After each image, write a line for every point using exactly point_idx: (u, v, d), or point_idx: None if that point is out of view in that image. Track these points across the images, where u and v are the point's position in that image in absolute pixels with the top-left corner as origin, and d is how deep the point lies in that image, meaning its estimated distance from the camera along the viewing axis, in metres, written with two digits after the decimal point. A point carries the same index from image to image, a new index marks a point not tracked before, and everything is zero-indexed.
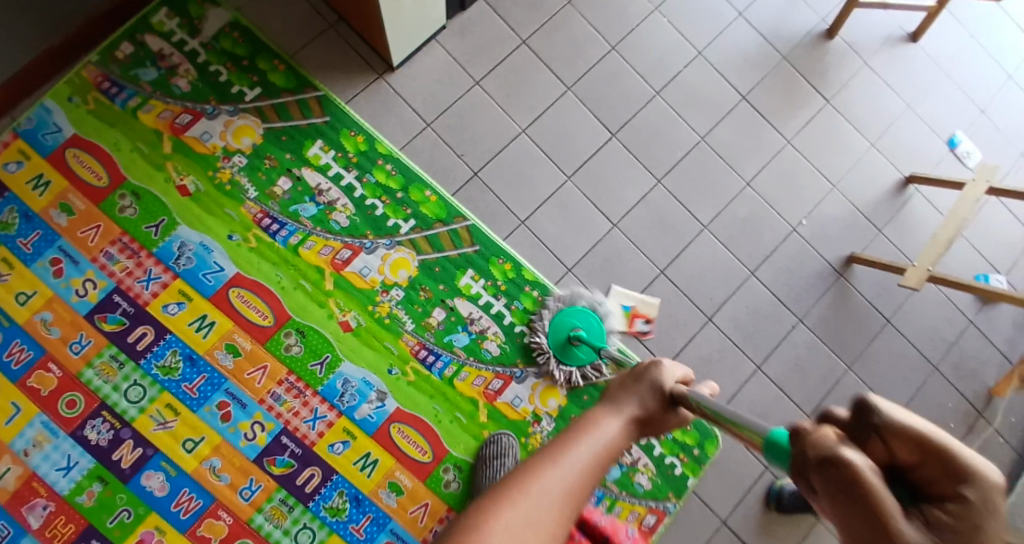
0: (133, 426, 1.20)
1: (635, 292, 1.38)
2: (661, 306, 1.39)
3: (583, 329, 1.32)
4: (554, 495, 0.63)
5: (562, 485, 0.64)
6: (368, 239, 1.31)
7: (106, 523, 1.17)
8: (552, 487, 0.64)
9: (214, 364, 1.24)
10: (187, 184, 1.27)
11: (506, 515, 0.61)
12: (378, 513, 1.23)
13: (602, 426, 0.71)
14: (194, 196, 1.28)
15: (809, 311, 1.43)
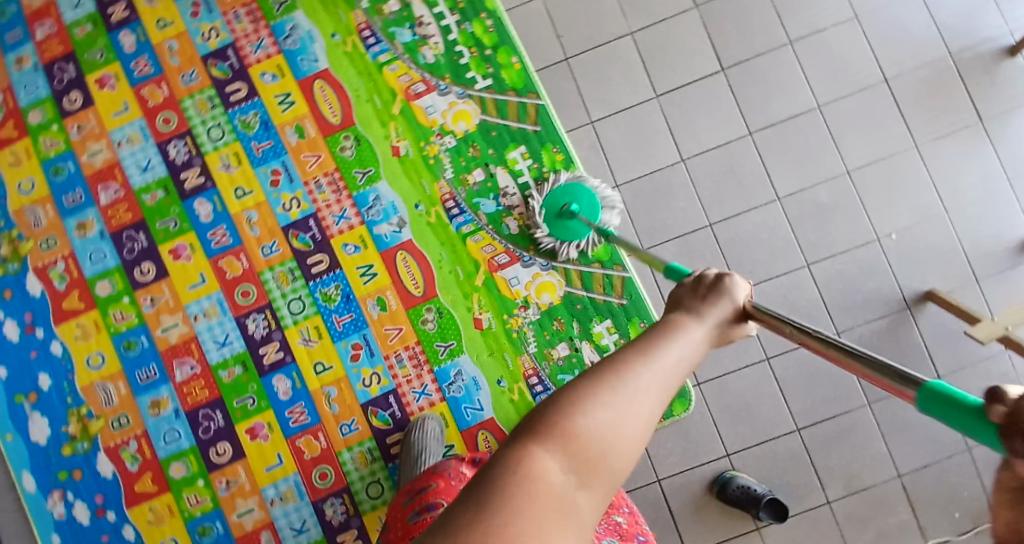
0: (204, 158, 1.39)
1: None
2: (693, 254, 1.34)
3: (577, 205, 1.31)
4: (652, 392, 0.48)
5: (660, 384, 0.49)
6: (444, 81, 1.39)
7: (155, 224, 1.37)
8: (655, 371, 0.49)
9: (281, 137, 1.40)
10: None
11: (592, 416, 0.46)
12: (360, 316, 1.36)
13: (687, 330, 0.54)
14: None
15: (850, 328, 1.31)
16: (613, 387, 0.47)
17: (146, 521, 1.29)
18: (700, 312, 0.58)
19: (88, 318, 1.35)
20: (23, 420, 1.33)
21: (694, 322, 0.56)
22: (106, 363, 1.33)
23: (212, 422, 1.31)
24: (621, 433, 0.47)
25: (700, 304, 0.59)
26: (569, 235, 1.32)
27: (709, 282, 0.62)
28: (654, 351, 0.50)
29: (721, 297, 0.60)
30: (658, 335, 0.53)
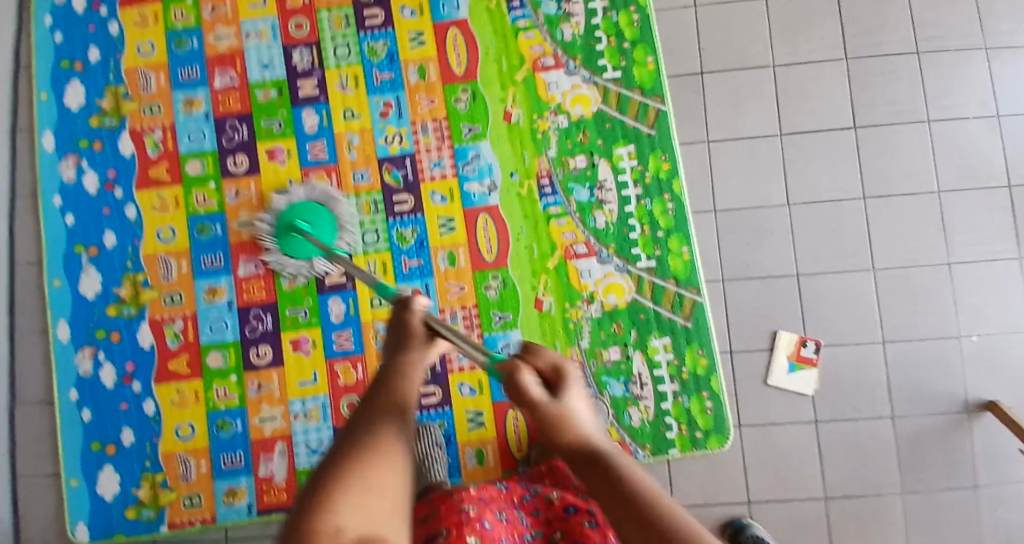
0: (325, 73, 1.36)
1: (777, 350, 1.32)
2: (774, 298, 1.33)
3: (309, 223, 1.28)
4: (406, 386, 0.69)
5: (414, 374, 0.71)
6: (574, 62, 1.37)
7: (261, 121, 1.34)
8: (390, 416, 0.65)
9: (402, 74, 1.37)
10: None
11: (344, 495, 0.58)
12: (427, 263, 1.35)
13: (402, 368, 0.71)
14: None
15: (907, 416, 1.30)
16: (360, 448, 0.61)
17: (170, 401, 1.26)
18: (396, 337, 0.77)
19: (169, 191, 1.31)
20: (76, 270, 1.28)
21: (406, 353, 0.73)
22: (176, 238, 1.29)
23: (260, 324, 1.29)
24: (385, 458, 0.61)
25: (401, 331, 0.77)
26: (298, 253, 1.27)
27: (392, 311, 0.81)
28: (395, 382, 0.69)
29: (400, 313, 0.79)
30: (380, 392, 0.68)
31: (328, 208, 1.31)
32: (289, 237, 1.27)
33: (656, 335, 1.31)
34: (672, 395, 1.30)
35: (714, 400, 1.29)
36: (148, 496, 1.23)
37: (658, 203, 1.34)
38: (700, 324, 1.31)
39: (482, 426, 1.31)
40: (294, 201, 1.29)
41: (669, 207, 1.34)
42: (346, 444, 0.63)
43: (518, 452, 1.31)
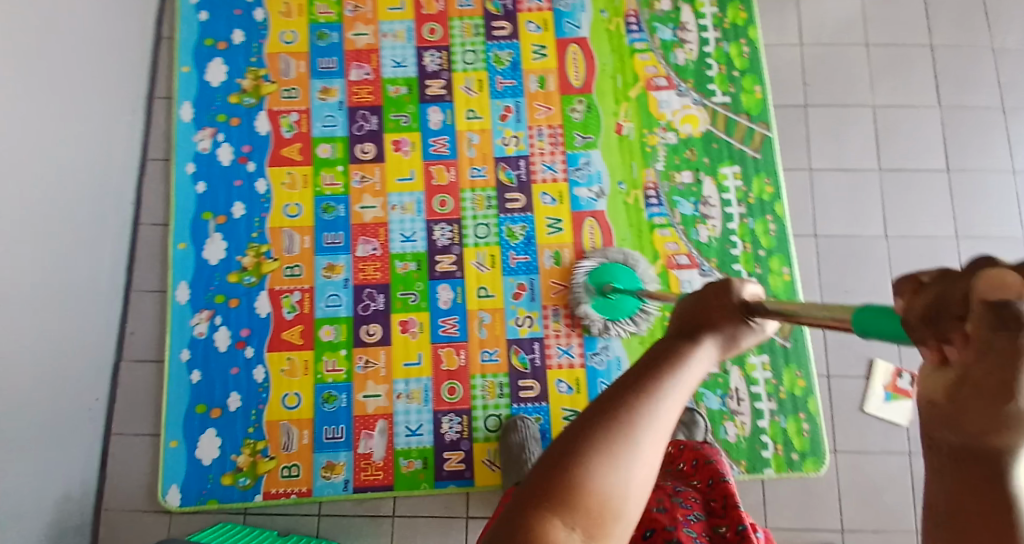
0: (452, 75, 1.42)
1: (874, 377, 1.34)
2: None
3: (617, 283, 1.29)
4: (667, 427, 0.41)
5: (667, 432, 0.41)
6: (685, 85, 1.41)
7: (389, 114, 1.40)
8: (640, 478, 0.40)
9: (523, 81, 1.41)
10: None
11: None
12: (533, 262, 1.35)
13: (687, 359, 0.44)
14: None
15: None
16: (598, 471, 0.39)
17: (279, 369, 1.30)
18: (696, 310, 0.49)
19: (300, 171, 1.37)
20: (203, 235, 1.35)
21: (694, 341, 0.45)
22: (301, 215, 1.36)
23: (372, 303, 1.33)
24: (611, 532, 0.39)
25: (711, 304, 0.49)
26: (614, 311, 1.30)
27: (705, 290, 0.51)
28: (644, 416, 0.40)
29: (719, 288, 0.50)
30: (637, 386, 0.41)
31: (629, 267, 1.31)
32: (604, 298, 1.31)
33: (754, 353, 1.33)
34: (768, 413, 1.31)
35: (811, 422, 1.31)
36: (247, 463, 1.27)
37: (760, 223, 1.36)
38: (798, 345, 1.33)
39: None
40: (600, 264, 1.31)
41: (771, 228, 1.36)
42: (574, 459, 0.39)
43: None
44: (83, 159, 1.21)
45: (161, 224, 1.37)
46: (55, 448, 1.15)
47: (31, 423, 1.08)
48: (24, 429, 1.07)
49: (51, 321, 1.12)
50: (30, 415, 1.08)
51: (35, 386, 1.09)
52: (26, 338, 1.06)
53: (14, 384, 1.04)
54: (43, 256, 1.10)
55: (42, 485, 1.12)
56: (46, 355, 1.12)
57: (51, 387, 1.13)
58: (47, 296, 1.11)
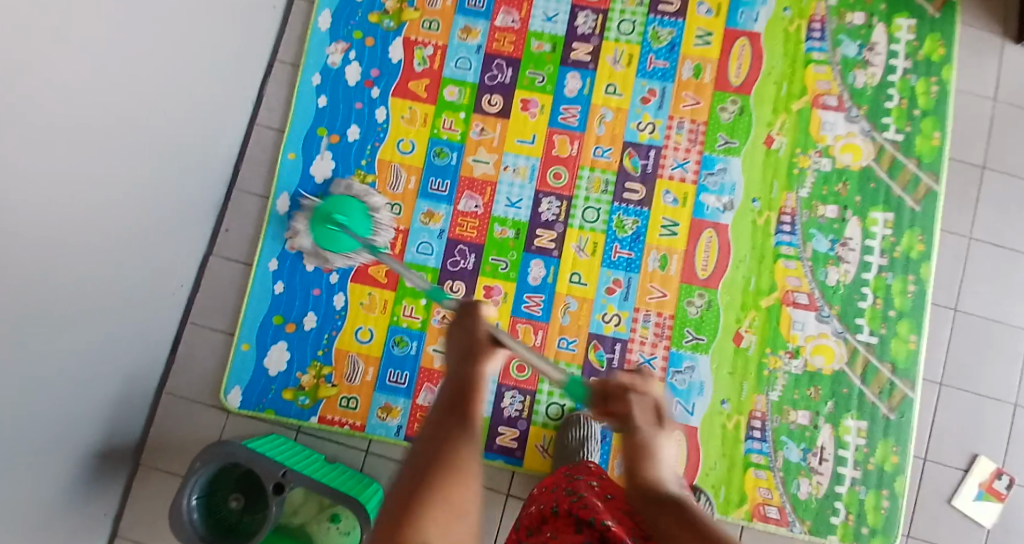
0: (602, 43, 1.29)
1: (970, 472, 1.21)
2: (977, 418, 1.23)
3: (345, 215, 1.20)
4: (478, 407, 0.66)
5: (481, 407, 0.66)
6: (858, 110, 1.26)
7: (526, 70, 1.29)
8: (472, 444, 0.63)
9: (676, 66, 1.27)
10: None
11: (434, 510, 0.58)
12: (637, 258, 1.26)
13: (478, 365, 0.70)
14: None
15: None
16: (450, 456, 0.61)
17: (359, 301, 1.28)
18: (459, 352, 0.72)
19: (422, 108, 1.31)
20: (314, 150, 1.31)
21: (475, 363, 0.70)
22: (413, 154, 1.30)
23: (462, 260, 1.28)
24: (466, 481, 0.60)
25: (468, 344, 0.72)
26: (331, 244, 1.19)
27: (456, 315, 0.76)
28: (459, 418, 0.64)
29: (468, 308, 0.75)
30: (458, 414, 0.64)
31: (362, 200, 1.24)
32: (328, 229, 1.19)
33: (852, 417, 1.22)
34: (847, 479, 1.20)
35: (891, 501, 1.19)
36: (310, 383, 1.26)
37: (898, 281, 1.23)
38: (902, 420, 1.21)
39: None
40: (335, 199, 1.22)
41: (909, 290, 1.23)
42: (421, 477, 0.60)
43: None
44: (217, 45, 1.18)
45: (276, 127, 1.34)
46: (132, 326, 1.16)
47: (115, 298, 1.09)
48: (107, 302, 1.07)
49: (153, 202, 1.12)
50: (115, 290, 1.08)
51: (126, 263, 1.09)
52: (126, 215, 1.06)
53: (106, 257, 1.03)
54: (156, 136, 1.07)
55: (114, 359, 1.13)
56: (143, 234, 1.11)
57: (140, 266, 1.13)
58: (154, 176, 1.10)
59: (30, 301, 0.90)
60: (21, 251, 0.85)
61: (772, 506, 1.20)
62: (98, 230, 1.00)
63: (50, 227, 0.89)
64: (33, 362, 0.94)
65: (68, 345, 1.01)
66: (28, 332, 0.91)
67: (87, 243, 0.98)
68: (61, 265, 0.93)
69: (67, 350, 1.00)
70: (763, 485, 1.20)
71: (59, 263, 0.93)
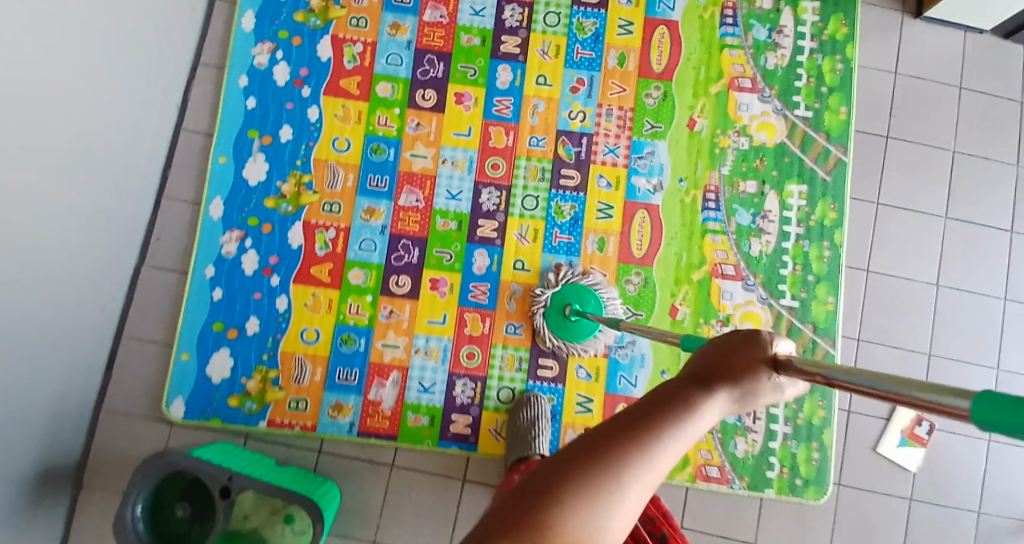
0: (529, 35, 1.32)
1: (892, 421, 1.29)
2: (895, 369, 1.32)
3: (579, 304, 1.25)
4: (644, 488, 0.48)
5: (648, 487, 0.48)
6: (770, 90, 1.34)
7: (458, 64, 1.31)
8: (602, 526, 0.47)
9: (602, 56, 1.32)
10: None
11: None
12: (575, 243, 1.30)
13: (688, 425, 0.49)
14: None
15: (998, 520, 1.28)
16: (567, 502, 0.46)
17: (302, 302, 1.27)
18: (716, 354, 0.52)
19: (355, 105, 1.31)
20: (246, 153, 1.30)
21: (698, 400, 0.50)
22: (349, 151, 1.30)
23: (406, 255, 1.29)
24: None
25: (731, 351, 0.52)
26: (576, 334, 1.26)
27: (740, 340, 0.52)
28: (619, 471, 0.47)
29: (742, 336, 0.52)
30: (633, 423, 0.48)
31: (594, 291, 1.27)
32: (568, 323, 1.26)
33: None
34: (781, 435, 1.27)
35: (821, 452, 1.27)
36: (256, 389, 1.25)
37: (815, 248, 1.32)
38: None
39: (589, 412, 1.28)
40: (569, 285, 1.27)
41: (825, 256, 1.31)
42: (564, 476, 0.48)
43: None
44: (135, 47, 1.15)
45: (205, 132, 1.32)
46: (60, 341, 1.11)
47: (43, 310, 1.05)
48: (32, 316, 1.03)
49: (78, 211, 1.08)
50: (43, 302, 1.04)
51: (50, 274, 1.05)
52: (51, 224, 1.02)
53: (29, 267, 1.00)
54: (72, 140, 1.04)
55: (43, 376, 1.09)
56: (69, 243, 1.08)
57: (69, 276, 1.09)
58: (78, 183, 1.07)
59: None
60: None
61: (712, 466, 1.26)
62: (22, 240, 0.96)
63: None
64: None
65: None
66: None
67: (12, 252, 0.95)
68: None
69: None
70: (702, 448, 1.26)
71: None
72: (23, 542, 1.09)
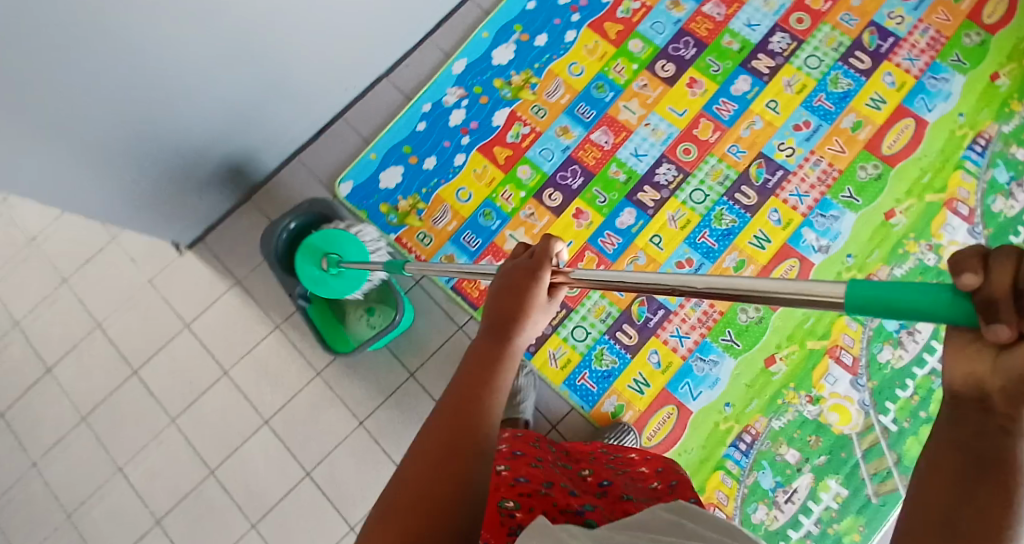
0: (784, 65, 1.39)
1: None
2: None
3: (338, 254, 1.26)
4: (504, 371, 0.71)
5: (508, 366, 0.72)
6: (982, 228, 1.30)
7: (708, 56, 1.41)
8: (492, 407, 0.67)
9: (840, 114, 1.36)
10: (1000, 76, 1.34)
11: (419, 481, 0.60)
12: (717, 251, 1.35)
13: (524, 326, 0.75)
14: (994, 83, 1.34)
15: None
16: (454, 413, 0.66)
17: (473, 168, 1.44)
18: (501, 298, 0.77)
19: (604, 46, 1.45)
20: (503, 40, 1.48)
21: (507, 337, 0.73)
22: (579, 78, 1.44)
23: (570, 178, 1.41)
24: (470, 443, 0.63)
25: (515, 286, 0.76)
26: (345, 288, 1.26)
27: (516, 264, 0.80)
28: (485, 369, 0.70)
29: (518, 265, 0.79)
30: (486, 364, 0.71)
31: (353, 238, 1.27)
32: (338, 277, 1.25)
33: (836, 479, 1.26)
34: (804, 531, 1.25)
35: None
36: (404, 208, 1.44)
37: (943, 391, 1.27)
38: (880, 508, 1.24)
39: (640, 392, 1.33)
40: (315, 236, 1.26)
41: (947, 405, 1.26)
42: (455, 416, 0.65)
43: (647, 438, 1.31)
44: None
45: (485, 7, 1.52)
46: (294, 86, 1.37)
47: (301, 54, 1.31)
48: (285, 52, 1.28)
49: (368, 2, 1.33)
50: (307, 45, 1.31)
51: (316, 32, 1.30)
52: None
53: (302, 14, 1.24)
54: None
55: (266, 99, 1.34)
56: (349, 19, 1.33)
57: (334, 42, 1.35)
58: None
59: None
60: None
61: (722, 513, 1.27)
62: None
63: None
64: (226, 45, 1.17)
65: (256, 56, 1.24)
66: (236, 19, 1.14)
67: None
68: None
69: (236, 61, 1.21)
70: (724, 492, 1.28)
71: None
72: (180, 192, 1.37)
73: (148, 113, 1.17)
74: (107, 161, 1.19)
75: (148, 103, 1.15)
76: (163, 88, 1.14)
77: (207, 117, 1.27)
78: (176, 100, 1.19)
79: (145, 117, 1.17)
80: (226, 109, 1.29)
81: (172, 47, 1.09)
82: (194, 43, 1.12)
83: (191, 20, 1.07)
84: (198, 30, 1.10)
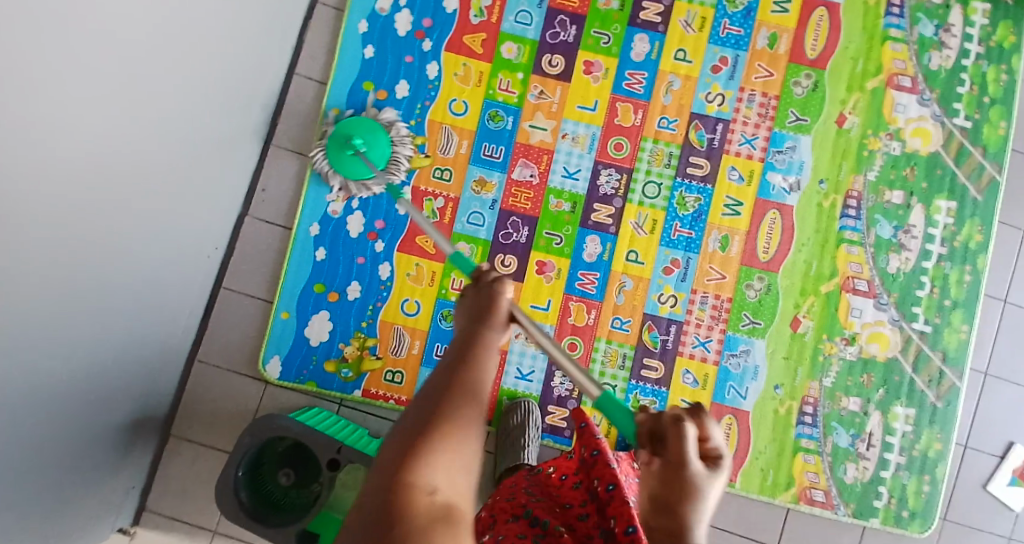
0: (673, 3, 1.24)
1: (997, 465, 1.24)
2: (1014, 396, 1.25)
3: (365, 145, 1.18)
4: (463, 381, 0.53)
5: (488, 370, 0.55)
6: (930, 93, 1.24)
7: (591, 29, 1.24)
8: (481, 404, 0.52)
9: (751, 34, 1.24)
10: None
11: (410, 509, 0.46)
12: (697, 238, 1.23)
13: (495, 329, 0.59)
14: None
15: None
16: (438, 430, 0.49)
17: (405, 272, 1.22)
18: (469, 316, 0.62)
19: (476, 66, 1.23)
20: (359, 107, 1.22)
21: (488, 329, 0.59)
22: (466, 116, 1.23)
23: (514, 233, 1.22)
24: (444, 456, 0.48)
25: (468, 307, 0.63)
26: (352, 171, 1.18)
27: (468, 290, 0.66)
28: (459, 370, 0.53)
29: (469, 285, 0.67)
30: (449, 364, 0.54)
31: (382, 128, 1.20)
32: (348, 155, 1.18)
33: (901, 403, 1.22)
34: (893, 465, 1.22)
35: (933, 486, 1.21)
36: (353, 355, 1.21)
37: (956, 271, 1.23)
38: (949, 409, 1.22)
39: None
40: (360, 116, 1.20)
41: (964, 280, 1.23)
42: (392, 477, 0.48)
43: None
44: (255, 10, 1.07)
45: (317, 79, 1.24)
46: (159, 310, 1.08)
47: (151, 281, 1.02)
48: (133, 295, 0.98)
49: (191, 176, 1.04)
50: (156, 256, 1.02)
51: (154, 251, 1.00)
52: (162, 199, 0.98)
53: (131, 251, 0.94)
54: (193, 112, 0.96)
55: (139, 346, 1.05)
56: (183, 203, 1.04)
57: (178, 232, 1.06)
58: (201, 140, 1.02)
59: (75, 282, 0.83)
60: (69, 212, 0.77)
61: (819, 490, 1.21)
62: (150, 184, 0.92)
63: (109, 175, 0.82)
64: (82, 324, 0.87)
65: (115, 314, 0.95)
66: (71, 318, 0.84)
67: (142, 195, 0.91)
68: (97, 260, 0.86)
69: (90, 352, 0.92)
70: (812, 469, 1.22)
71: (85, 261, 0.84)
72: (104, 491, 1.09)
73: (31, 484, 0.88)
74: (28, 535, 0.91)
75: (32, 469, 0.86)
76: (33, 454, 0.85)
77: (91, 417, 0.98)
78: (64, 418, 0.90)
79: (40, 472, 0.88)
80: (115, 375, 1.00)
81: (26, 409, 0.80)
82: (48, 382, 0.83)
83: (24, 379, 0.78)
84: (44, 368, 0.81)
